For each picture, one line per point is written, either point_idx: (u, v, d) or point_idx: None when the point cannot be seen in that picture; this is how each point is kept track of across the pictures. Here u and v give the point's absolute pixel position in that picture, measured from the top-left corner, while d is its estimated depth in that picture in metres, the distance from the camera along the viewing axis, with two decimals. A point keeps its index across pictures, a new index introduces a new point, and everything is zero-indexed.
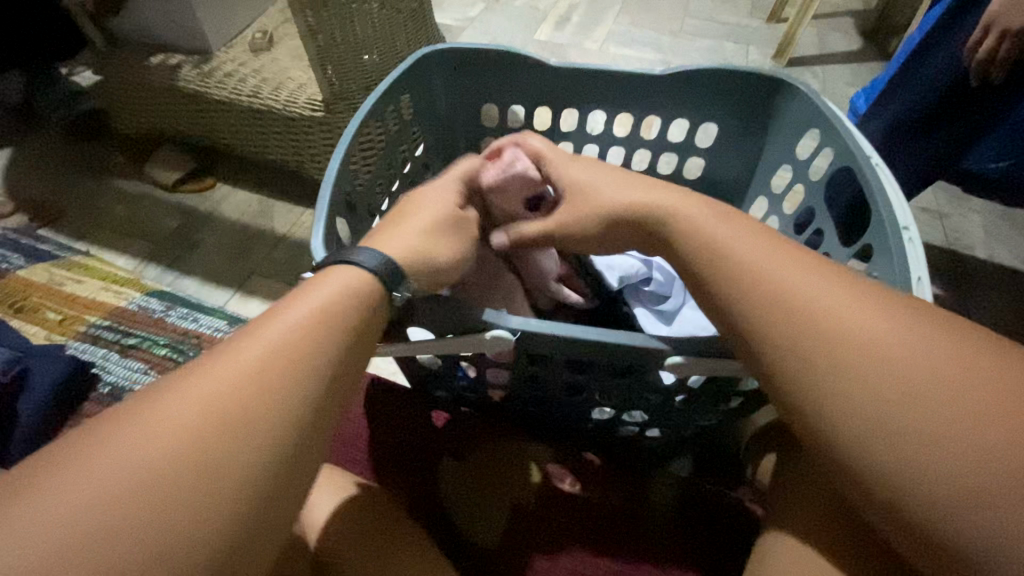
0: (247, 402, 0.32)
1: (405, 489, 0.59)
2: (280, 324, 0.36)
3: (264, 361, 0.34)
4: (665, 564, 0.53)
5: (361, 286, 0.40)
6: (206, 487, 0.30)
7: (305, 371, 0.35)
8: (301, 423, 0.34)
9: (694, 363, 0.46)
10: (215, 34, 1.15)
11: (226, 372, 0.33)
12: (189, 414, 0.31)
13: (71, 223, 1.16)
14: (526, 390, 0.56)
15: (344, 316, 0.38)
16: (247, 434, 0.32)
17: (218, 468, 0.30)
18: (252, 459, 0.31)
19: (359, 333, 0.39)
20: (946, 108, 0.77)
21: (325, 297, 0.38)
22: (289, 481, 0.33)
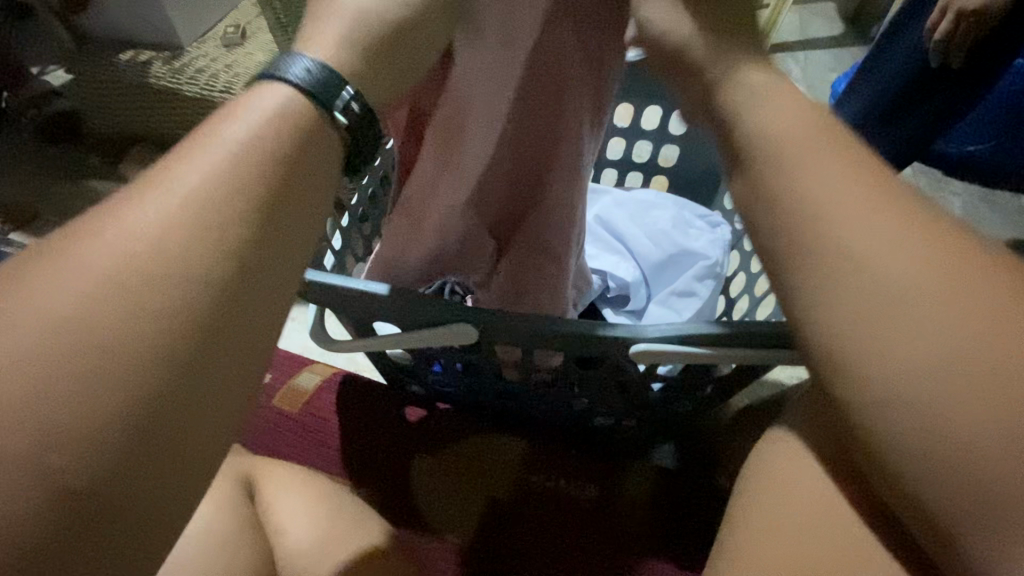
0: (130, 279, 0.22)
1: (379, 486, 0.58)
2: (169, 181, 0.25)
3: (156, 223, 0.23)
4: (637, 553, 0.54)
5: (284, 112, 0.27)
6: (75, 395, 0.21)
7: (213, 227, 0.24)
8: (211, 294, 0.23)
9: (661, 352, 0.46)
10: (185, 29, 1.13)
11: (95, 244, 0.23)
12: (46, 297, 0.22)
13: (44, 225, 1.14)
14: (500, 384, 0.56)
15: (262, 151, 0.26)
16: (127, 322, 0.22)
17: (93, 368, 0.21)
18: (155, 358, 0.22)
19: (294, 171, 0.27)
20: (920, 88, 0.77)
21: (239, 129, 0.26)
22: (211, 379, 0.23)
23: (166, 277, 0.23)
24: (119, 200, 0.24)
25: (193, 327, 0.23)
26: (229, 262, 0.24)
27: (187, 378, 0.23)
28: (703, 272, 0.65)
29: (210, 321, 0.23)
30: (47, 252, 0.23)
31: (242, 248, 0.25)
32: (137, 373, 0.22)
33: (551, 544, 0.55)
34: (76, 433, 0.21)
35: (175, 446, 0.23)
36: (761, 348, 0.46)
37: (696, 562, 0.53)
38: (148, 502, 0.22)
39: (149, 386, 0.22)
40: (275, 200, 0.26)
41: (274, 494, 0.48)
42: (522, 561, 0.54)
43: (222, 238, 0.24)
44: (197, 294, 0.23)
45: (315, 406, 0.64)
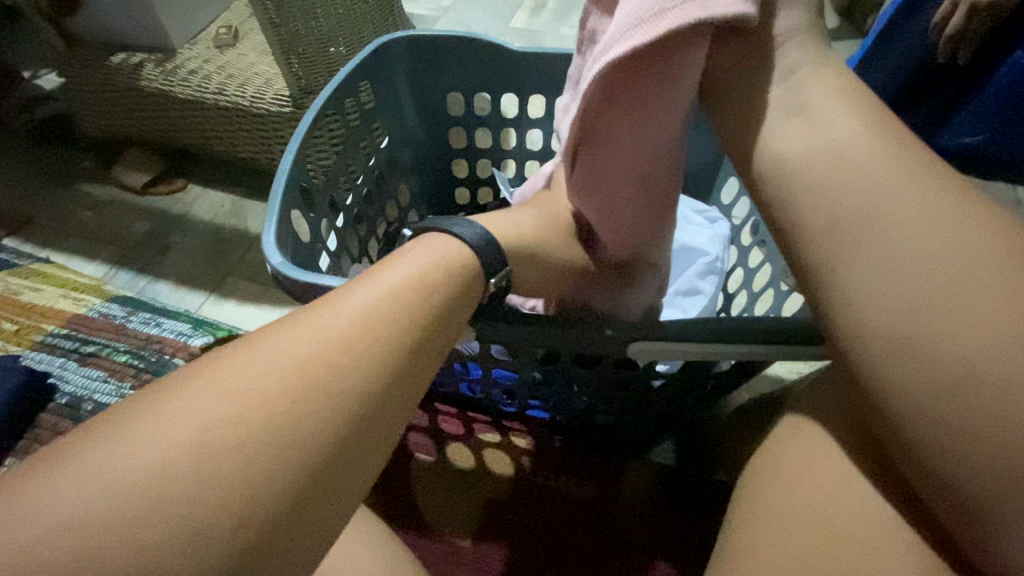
0: (327, 372, 0.30)
1: (379, 487, 0.58)
2: (365, 292, 0.34)
3: (360, 322, 0.32)
4: (638, 549, 0.54)
5: (453, 257, 0.39)
6: (291, 436, 0.29)
7: (386, 346, 0.32)
8: (382, 400, 0.31)
9: (658, 349, 0.45)
10: (176, 30, 1.12)
11: (318, 326, 0.32)
12: (266, 373, 0.30)
13: (37, 230, 1.13)
14: (500, 383, 0.55)
15: (432, 286, 0.36)
16: (324, 403, 0.30)
17: (304, 417, 0.29)
18: (333, 431, 0.30)
19: (444, 311, 0.36)
20: (916, 81, 0.77)
21: (414, 271, 0.36)
22: (358, 460, 0.30)
23: (357, 376, 0.31)
24: (319, 308, 0.33)
25: (361, 423, 0.31)
26: (394, 368, 0.32)
27: (347, 452, 0.30)
28: (704, 268, 0.64)
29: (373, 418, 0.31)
30: (273, 339, 0.31)
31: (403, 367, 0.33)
32: (320, 443, 0.29)
33: (557, 543, 0.54)
34: (266, 474, 0.28)
35: (320, 502, 0.29)
36: (761, 342, 0.45)
37: (699, 558, 0.53)
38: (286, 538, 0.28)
39: (321, 453, 0.29)
40: (428, 339, 0.34)
41: None
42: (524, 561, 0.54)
43: (392, 354, 0.32)
44: (373, 396, 0.31)
45: None
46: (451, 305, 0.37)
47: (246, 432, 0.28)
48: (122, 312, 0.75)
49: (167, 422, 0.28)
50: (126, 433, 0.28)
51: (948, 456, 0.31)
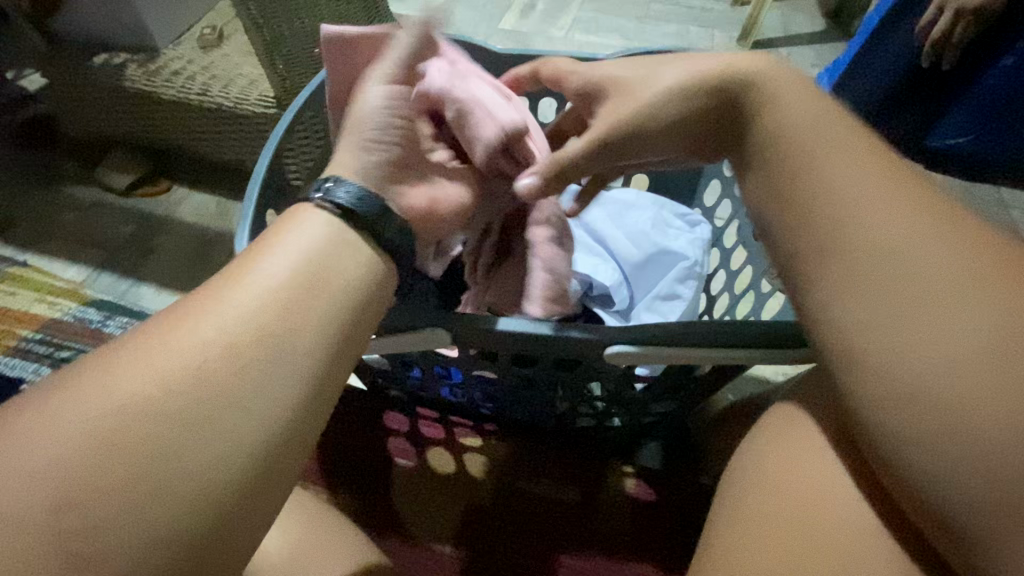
0: (229, 363, 0.32)
1: (358, 492, 0.57)
2: (249, 296, 0.34)
3: (240, 331, 0.33)
4: (618, 552, 0.54)
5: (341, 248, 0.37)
6: (173, 451, 0.30)
7: (288, 328, 0.34)
8: (292, 377, 0.33)
9: (636, 354, 0.45)
10: (160, 31, 1.11)
11: (199, 336, 0.32)
12: (164, 374, 0.31)
13: (17, 233, 1.11)
14: (480, 386, 0.55)
15: (322, 285, 0.36)
16: (227, 393, 0.31)
17: (185, 431, 0.30)
18: (224, 445, 0.31)
19: (339, 306, 0.36)
20: (904, 86, 0.77)
21: (302, 251, 0.36)
22: (281, 442, 0.33)
23: (257, 362, 0.32)
24: (208, 302, 0.34)
25: (274, 404, 0.32)
26: (283, 370, 0.33)
27: (265, 437, 0.32)
28: (684, 272, 0.64)
29: (286, 397, 0.33)
30: (163, 335, 0.32)
31: (312, 344, 0.34)
32: (235, 430, 0.31)
33: (530, 547, 0.54)
34: (184, 470, 0.30)
35: (255, 483, 0.32)
36: (741, 346, 0.45)
37: (681, 560, 0.53)
38: (233, 518, 0.31)
39: (241, 440, 0.31)
40: (334, 313, 0.35)
41: None
42: (504, 564, 0.53)
43: (280, 360, 0.33)
44: (280, 375, 0.33)
45: None
46: (347, 298, 0.36)
47: (131, 447, 0.29)
48: (100, 316, 0.73)
49: (66, 432, 0.28)
50: (14, 443, 0.28)
51: (925, 462, 0.31)
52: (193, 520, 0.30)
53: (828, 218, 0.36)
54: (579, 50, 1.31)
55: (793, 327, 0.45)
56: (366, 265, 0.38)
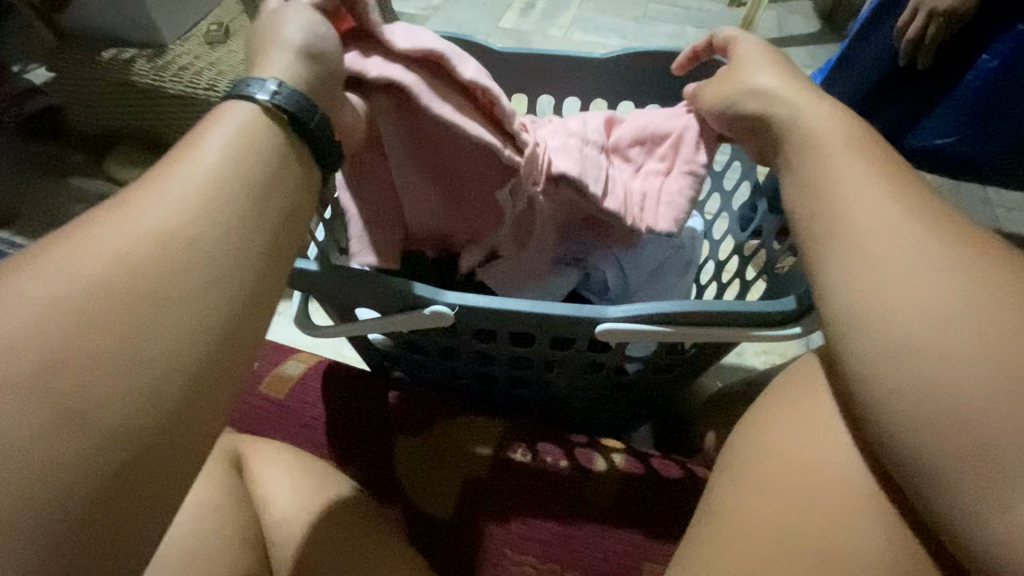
0: (158, 241, 0.30)
1: (363, 467, 0.60)
2: (176, 181, 0.32)
3: (172, 212, 0.31)
4: (608, 522, 0.57)
5: (257, 130, 0.36)
6: (123, 335, 0.28)
7: (223, 199, 0.32)
8: (226, 264, 0.31)
9: (622, 333, 0.48)
10: (168, 27, 1.13)
11: (127, 221, 0.30)
12: (85, 272, 0.28)
13: (27, 224, 1.14)
14: (479, 365, 0.58)
15: (250, 158, 0.35)
16: (162, 273, 0.29)
17: (133, 311, 0.28)
18: (187, 323, 0.29)
19: (273, 179, 0.35)
20: (890, 85, 0.80)
21: (223, 138, 0.34)
22: (231, 341, 0.31)
23: (191, 234, 0.31)
24: (127, 200, 0.32)
25: (219, 274, 0.31)
26: (232, 242, 0.32)
27: (211, 334, 0.30)
28: None
29: (229, 264, 0.32)
30: (82, 235, 0.30)
31: (251, 215, 0.33)
32: (176, 307, 0.29)
33: (520, 509, 0.58)
34: (132, 355, 0.28)
35: (213, 363, 0.30)
36: (724, 326, 0.48)
37: (669, 532, 0.56)
38: (200, 404, 0.30)
39: (177, 338, 0.29)
40: (264, 187, 0.34)
41: (262, 473, 0.49)
42: (499, 532, 0.56)
43: (227, 231, 0.32)
44: (219, 243, 0.31)
45: (303, 392, 0.65)
46: (279, 173, 0.36)
47: (70, 337, 0.27)
48: None
49: None
50: None
51: None
52: (156, 410, 0.28)
53: (806, 206, 0.39)
54: (578, 49, 1.34)
55: (765, 309, 0.48)
56: (290, 148, 0.37)
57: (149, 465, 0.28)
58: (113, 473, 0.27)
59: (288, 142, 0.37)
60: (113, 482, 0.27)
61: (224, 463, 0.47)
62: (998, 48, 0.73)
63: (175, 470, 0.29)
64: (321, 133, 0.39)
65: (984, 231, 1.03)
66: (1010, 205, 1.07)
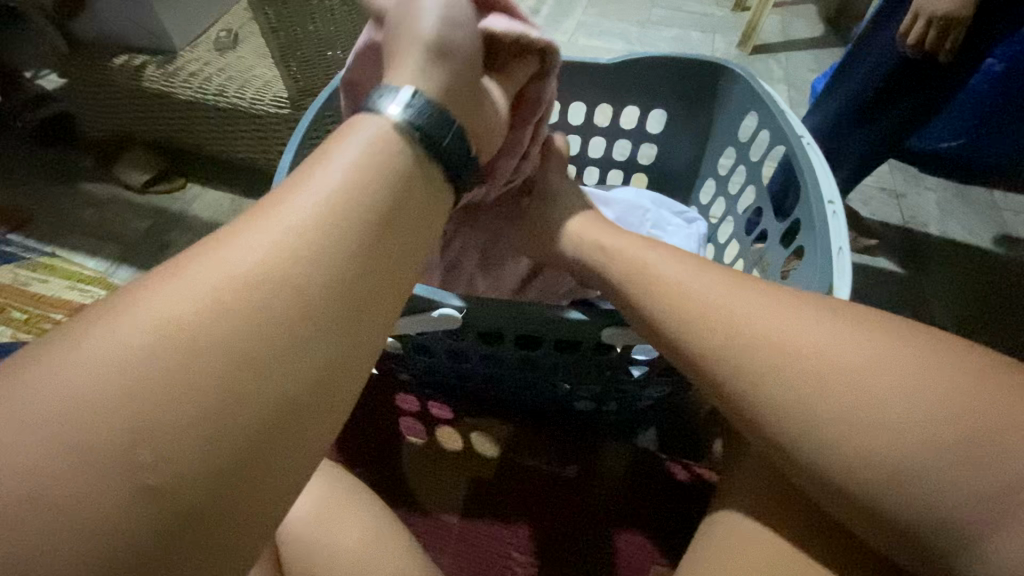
0: (283, 264, 0.27)
1: (371, 469, 0.61)
2: (296, 205, 0.29)
3: (286, 241, 0.28)
4: (616, 525, 0.57)
5: (385, 153, 0.32)
6: (229, 378, 0.25)
7: (347, 219, 0.29)
8: (335, 308, 0.28)
9: (629, 335, 0.49)
10: (179, 34, 1.15)
11: (243, 248, 0.27)
12: (194, 300, 0.26)
13: (39, 227, 1.15)
14: (486, 368, 0.58)
15: (372, 183, 0.31)
16: (282, 300, 0.26)
17: (240, 351, 0.25)
18: (291, 374, 0.26)
19: (393, 211, 0.31)
20: (890, 89, 0.81)
21: (357, 152, 0.31)
22: (328, 398, 0.27)
23: (312, 259, 0.28)
24: (258, 212, 0.29)
25: (331, 306, 0.27)
26: (344, 282, 0.28)
27: (310, 389, 0.27)
28: None
29: (346, 300, 0.28)
30: (213, 246, 0.28)
31: (369, 243, 0.29)
32: (284, 344, 0.26)
33: (528, 513, 0.58)
34: (234, 391, 0.25)
35: (311, 404, 0.27)
36: None
37: (676, 535, 0.56)
38: (282, 448, 0.26)
39: (277, 390, 0.26)
40: (384, 218, 0.30)
41: None
42: (507, 535, 0.57)
43: (342, 269, 0.28)
44: (341, 277, 0.28)
45: None
46: (399, 204, 0.31)
47: (173, 377, 0.24)
48: None
49: (96, 371, 0.24)
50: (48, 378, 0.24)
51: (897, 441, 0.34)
52: (238, 452, 0.25)
53: None
54: (584, 54, 1.35)
55: None
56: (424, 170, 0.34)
57: (222, 509, 0.24)
58: (188, 513, 0.24)
59: (413, 171, 0.33)
60: (185, 524, 0.24)
61: None
62: (999, 52, 0.75)
63: (251, 514, 0.25)
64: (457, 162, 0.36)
65: (992, 235, 1.02)
66: (1016, 208, 1.06)
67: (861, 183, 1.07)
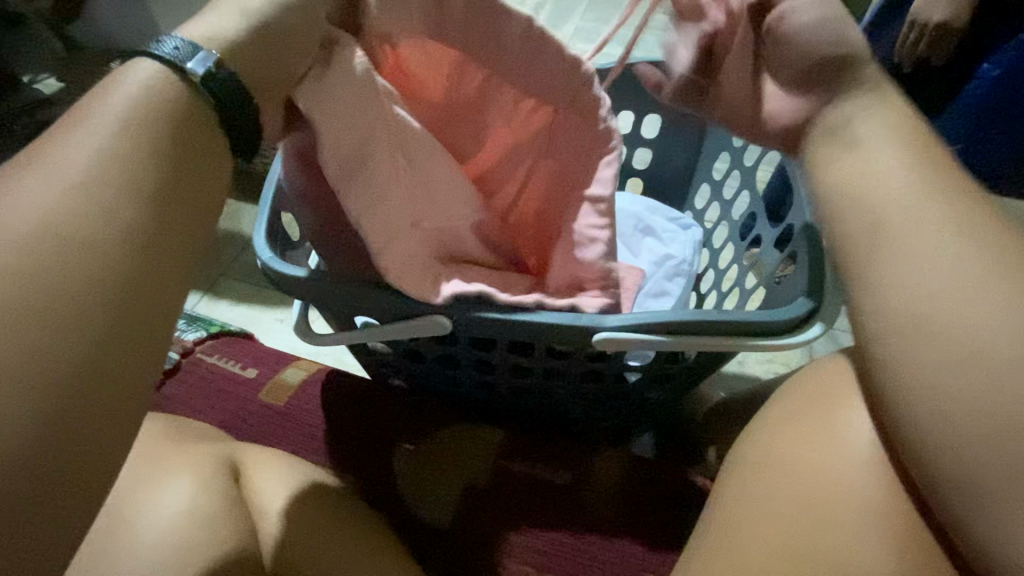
0: (68, 223, 0.30)
1: (361, 473, 0.60)
2: (75, 157, 0.32)
3: (64, 191, 0.31)
4: (607, 531, 0.57)
5: (162, 101, 0.34)
6: (30, 320, 0.29)
7: (123, 173, 0.32)
8: (125, 247, 0.31)
9: (624, 341, 0.48)
10: None
11: (27, 203, 0.31)
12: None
13: None
14: (479, 373, 0.58)
15: (146, 132, 0.33)
16: (55, 256, 0.30)
17: (34, 296, 0.29)
18: (78, 309, 0.30)
19: (183, 157, 0.34)
20: None
21: (123, 107, 0.33)
22: (127, 329, 0.31)
23: (96, 217, 0.31)
24: (27, 169, 0.32)
25: (120, 256, 0.31)
26: (125, 225, 0.31)
27: (110, 324, 0.30)
28: (672, 270, 0.68)
29: (126, 244, 0.31)
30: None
31: (155, 193, 0.33)
32: (67, 294, 0.29)
33: (518, 518, 0.57)
34: (20, 345, 0.28)
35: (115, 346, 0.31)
36: (723, 333, 0.48)
37: (666, 542, 0.56)
38: (100, 382, 0.30)
39: (76, 327, 0.29)
40: (166, 162, 0.33)
41: (258, 479, 0.49)
42: (496, 542, 0.56)
43: (118, 209, 0.31)
44: (124, 225, 0.32)
45: (303, 399, 0.66)
46: (188, 150, 0.35)
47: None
48: None
49: None
50: None
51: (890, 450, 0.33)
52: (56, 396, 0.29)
53: None
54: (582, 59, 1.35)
55: (767, 319, 0.48)
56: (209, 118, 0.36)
57: (66, 444, 0.29)
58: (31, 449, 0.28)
59: (203, 122, 0.36)
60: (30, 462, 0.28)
61: (219, 469, 0.47)
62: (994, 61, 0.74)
63: (94, 445, 0.30)
64: (249, 127, 0.37)
65: None
66: None
67: None
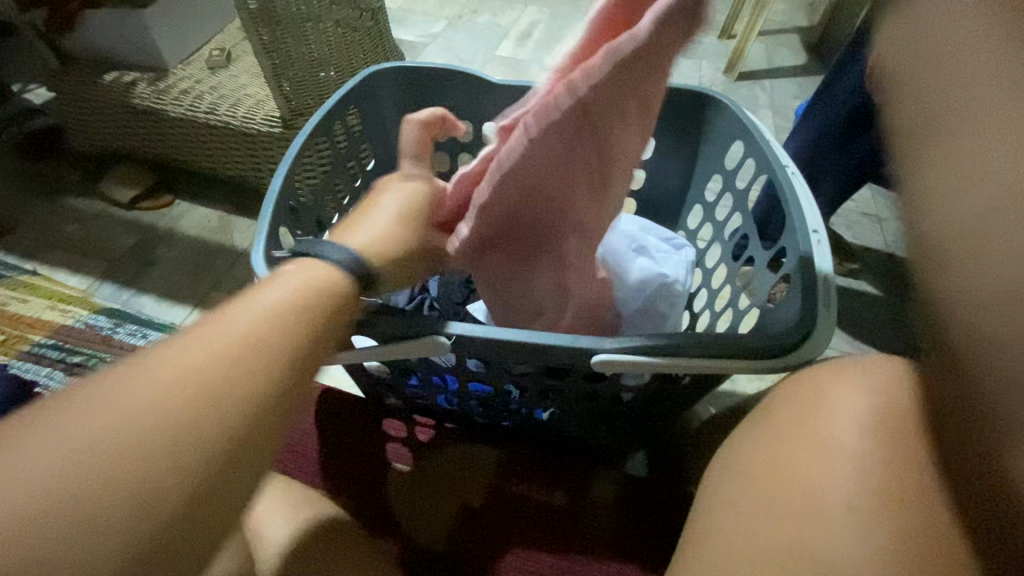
0: (233, 386, 0.30)
1: (356, 494, 0.60)
2: (256, 299, 0.35)
3: (244, 329, 0.32)
4: (604, 552, 0.56)
5: (328, 285, 0.38)
6: (196, 414, 0.29)
7: (288, 322, 0.34)
8: (272, 394, 0.32)
9: (624, 363, 0.48)
10: (171, 50, 1.15)
11: (204, 340, 0.31)
12: (174, 376, 0.29)
13: (21, 241, 1.13)
14: (477, 394, 0.58)
15: (312, 306, 0.36)
16: (210, 384, 0.30)
17: (202, 398, 0.29)
18: (222, 426, 0.29)
19: (326, 321, 0.36)
20: (860, 119, 0.83)
21: (295, 280, 0.37)
22: (253, 454, 0.30)
23: (254, 347, 0.32)
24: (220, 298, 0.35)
25: (268, 393, 0.31)
26: (277, 370, 0.32)
27: (245, 439, 0.30)
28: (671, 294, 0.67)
29: (280, 378, 0.32)
30: (203, 336, 0.32)
31: (296, 353, 0.33)
32: (227, 409, 0.30)
33: (515, 539, 0.57)
34: (203, 437, 0.29)
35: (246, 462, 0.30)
36: (721, 356, 0.48)
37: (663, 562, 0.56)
38: (227, 475, 0.29)
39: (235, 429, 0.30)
40: (311, 328, 0.35)
41: (257, 503, 0.48)
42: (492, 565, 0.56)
43: (283, 364, 0.33)
44: (278, 363, 0.32)
45: (298, 417, 0.65)
46: (330, 318, 0.37)
47: (168, 424, 0.28)
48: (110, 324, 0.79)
49: (107, 411, 0.27)
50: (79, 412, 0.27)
51: None
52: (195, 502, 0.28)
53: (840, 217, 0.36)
54: None
55: (765, 343, 0.49)
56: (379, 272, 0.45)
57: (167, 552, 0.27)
58: (168, 537, 0.27)
59: (340, 293, 0.39)
60: (153, 549, 0.27)
61: None
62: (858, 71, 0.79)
63: (200, 536, 0.28)
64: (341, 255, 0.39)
65: None
66: None
67: (842, 208, 1.08)
